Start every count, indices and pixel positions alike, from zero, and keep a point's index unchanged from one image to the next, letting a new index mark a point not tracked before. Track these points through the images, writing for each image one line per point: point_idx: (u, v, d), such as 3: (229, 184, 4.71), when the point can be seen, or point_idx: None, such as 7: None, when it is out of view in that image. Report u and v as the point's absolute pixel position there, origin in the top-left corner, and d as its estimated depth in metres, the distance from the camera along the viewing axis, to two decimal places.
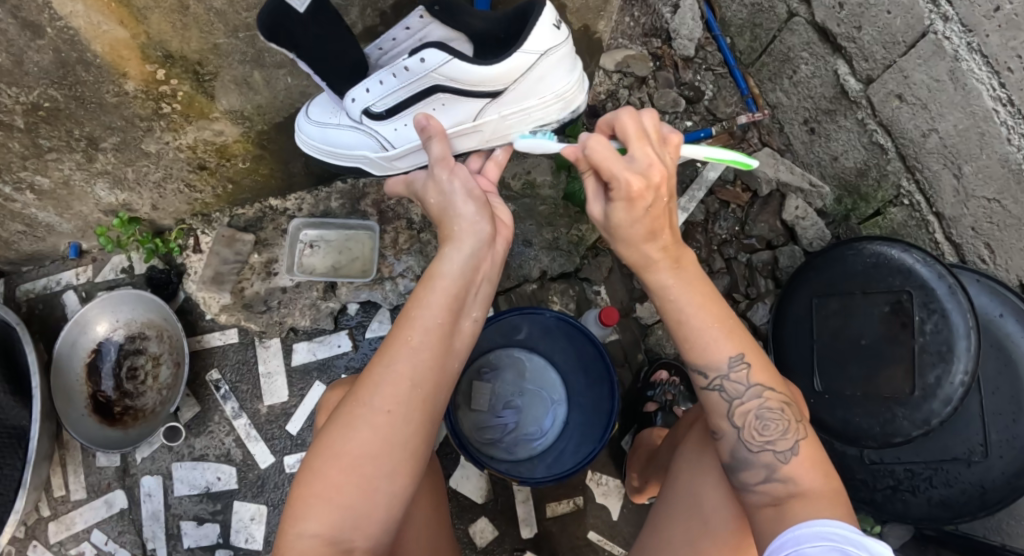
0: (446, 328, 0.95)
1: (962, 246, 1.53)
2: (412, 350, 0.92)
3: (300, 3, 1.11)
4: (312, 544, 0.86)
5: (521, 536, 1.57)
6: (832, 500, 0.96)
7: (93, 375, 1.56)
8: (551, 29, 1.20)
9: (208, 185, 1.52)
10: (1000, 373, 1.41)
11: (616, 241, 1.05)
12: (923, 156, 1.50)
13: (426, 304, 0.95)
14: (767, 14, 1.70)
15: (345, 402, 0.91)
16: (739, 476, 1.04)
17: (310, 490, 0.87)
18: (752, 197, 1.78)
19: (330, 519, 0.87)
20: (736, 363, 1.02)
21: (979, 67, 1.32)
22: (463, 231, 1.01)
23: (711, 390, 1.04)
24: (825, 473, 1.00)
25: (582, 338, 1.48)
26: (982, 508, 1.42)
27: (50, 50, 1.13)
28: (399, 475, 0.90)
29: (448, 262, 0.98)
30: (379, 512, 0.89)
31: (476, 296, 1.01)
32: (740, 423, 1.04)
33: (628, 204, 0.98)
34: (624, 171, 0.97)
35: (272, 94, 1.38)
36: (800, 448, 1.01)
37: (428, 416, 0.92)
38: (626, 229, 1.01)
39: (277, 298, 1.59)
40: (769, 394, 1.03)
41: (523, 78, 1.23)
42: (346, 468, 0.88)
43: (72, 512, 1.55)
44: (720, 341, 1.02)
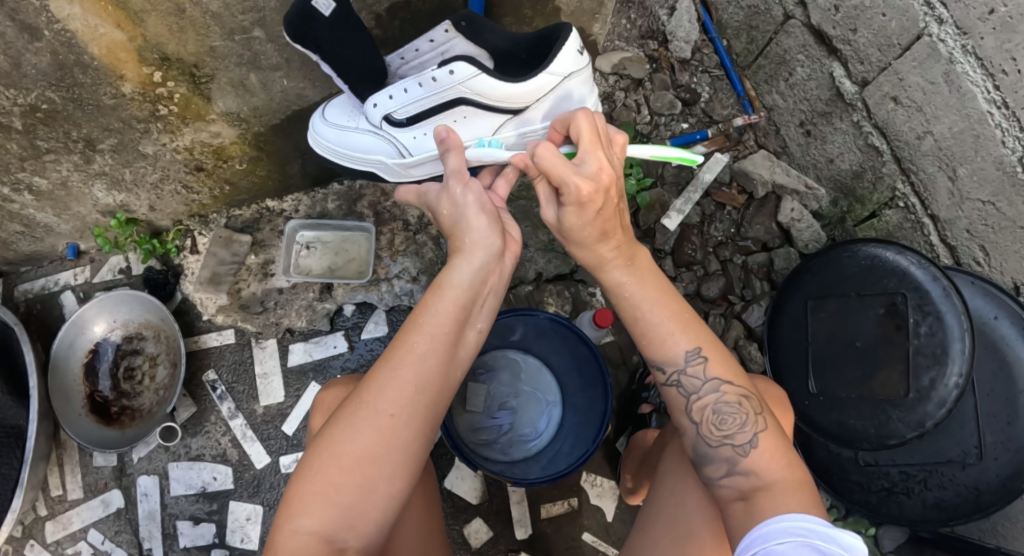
0: (453, 337, 0.96)
1: (958, 249, 1.53)
2: (417, 357, 0.93)
3: (325, 7, 1.16)
4: (306, 541, 0.86)
5: (516, 537, 1.57)
6: (796, 492, 0.96)
7: (90, 376, 1.57)
8: (577, 54, 1.22)
9: (205, 187, 1.52)
10: (994, 375, 1.41)
11: (569, 242, 1.09)
12: (918, 158, 1.50)
13: (433, 311, 0.96)
14: (763, 17, 1.70)
15: (349, 403, 0.92)
16: (704, 471, 1.05)
17: (308, 488, 0.88)
18: (748, 199, 1.78)
19: (326, 516, 0.87)
20: (693, 356, 1.06)
21: (974, 69, 1.32)
22: (473, 242, 1.01)
23: (669, 386, 1.08)
24: (789, 466, 1.00)
25: (576, 340, 1.49)
26: (977, 511, 1.42)
27: (47, 53, 1.15)
28: (398, 479, 0.90)
29: (458, 271, 0.99)
30: (375, 513, 0.89)
31: (482, 308, 1.02)
32: (698, 419, 1.06)
33: (578, 209, 1.01)
34: (573, 178, 0.98)
35: (269, 97, 1.39)
36: (760, 441, 1.02)
37: (430, 423, 0.93)
38: (577, 230, 1.05)
39: (273, 298, 1.59)
40: (728, 388, 1.05)
41: (546, 98, 1.25)
42: (345, 468, 0.88)
43: (69, 512, 1.56)
44: (674, 334, 1.06)
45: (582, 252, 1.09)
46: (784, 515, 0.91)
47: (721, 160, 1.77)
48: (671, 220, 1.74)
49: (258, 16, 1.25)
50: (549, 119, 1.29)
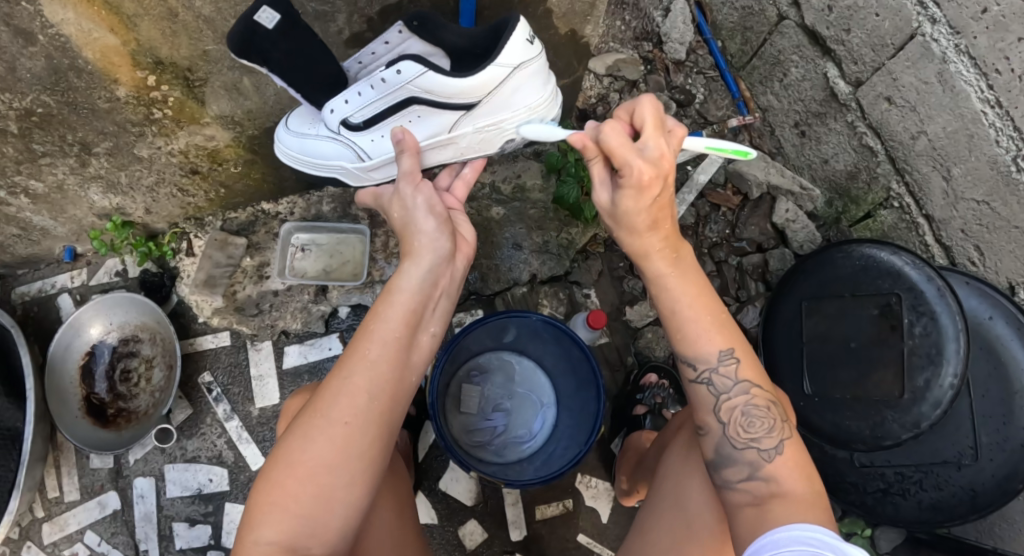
0: (404, 341, 0.96)
1: (953, 249, 1.53)
2: (370, 363, 0.93)
3: (269, 20, 1.12)
4: (267, 551, 0.87)
5: (510, 538, 1.57)
6: (812, 503, 0.95)
7: (86, 378, 1.58)
8: (526, 42, 1.19)
9: (201, 190, 1.53)
10: (990, 376, 1.41)
11: (614, 225, 1.06)
12: (912, 158, 1.50)
13: (384, 317, 0.96)
14: (757, 18, 1.70)
15: (305, 412, 0.92)
16: (722, 474, 1.04)
17: (267, 500, 0.88)
18: (743, 200, 1.78)
19: (286, 527, 0.87)
20: (726, 357, 1.05)
21: (967, 69, 1.32)
22: (422, 246, 1.01)
23: (699, 383, 1.06)
24: (808, 478, 1.00)
25: (569, 341, 1.47)
26: (974, 511, 1.42)
27: (42, 57, 1.16)
28: (356, 486, 0.90)
29: (407, 277, 0.99)
30: (335, 521, 0.90)
31: (435, 311, 1.01)
32: (726, 419, 1.05)
33: (637, 192, 0.99)
34: (634, 160, 0.97)
35: (263, 100, 1.39)
36: (784, 447, 1.02)
37: (386, 427, 0.93)
38: (628, 216, 1.03)
39: (269, 301, 1.60)
40: (757, 391, 1.05)
41: (497, 92, 1.22)
42: (302, 478, 0.88)
43: (65, 513, 1.56)
44: (703, 336, 1.04)
45: (629, 239, 1.06)
46: (795, 525, 0.90)
47: (716, 161, 1.77)
48: None
49: None
50: (506, 116, 1.26)
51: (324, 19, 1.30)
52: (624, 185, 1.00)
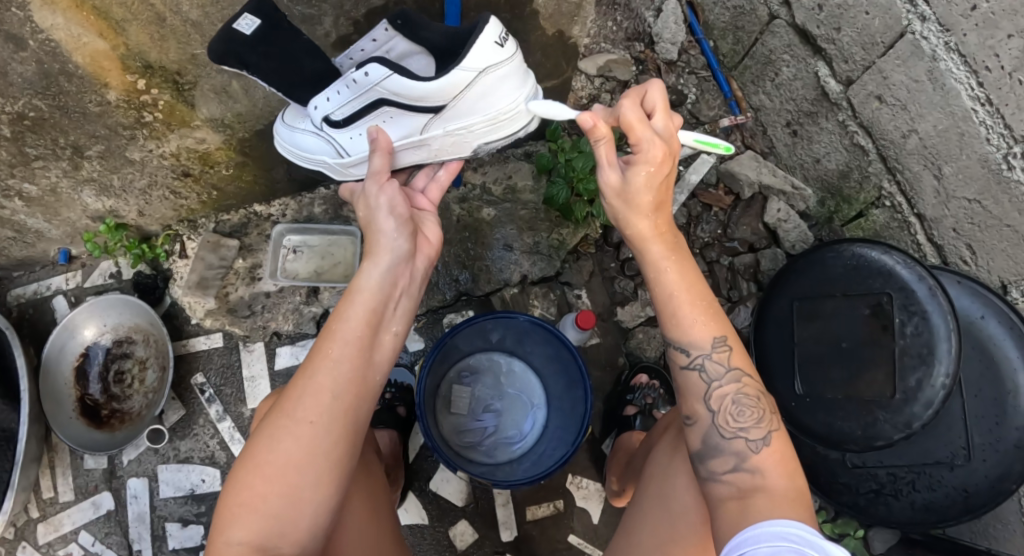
0: (365, 341, 0.95)
1: (945, 248, 1.52)
2: (332, 364, 0.93)
3: (247, 27, 1.17)
4: (238, 550, 0.89)
5: (501, 539, 1.57)
6: (793, 500, 0.96)
7: (81, 379, 1.59)
8: (495, 45, 1.16)
9: (193, 192, 1.54)
10: (982, 375, 1.40)
11: (619, 203, 1.07)
12: (904, 157, 1.49)
13: (345, 317, 0.95)
14: (749, 17, 1.70)
15: (271, 414, 0.93)
16: (708, 465, 1.03)
17: (235, 501, 0.90)
18: (735, 200, 1.78)
19: (256, 527, 0.89)
20: (719, 343, 1.05)
21: (958, 66, 1.31)
22: (382, 245, 1.00)
23: (691, 370, 1.06)
24: (791, 474, 1.00)
25: (556, 342, 1.46)
26: (967, 511, 1.41)
27: (32, 62, 1.17)
28: (323, 486, 0.91)
29: (367, 276, 0.98)
30: (304, 520, 0.91)
31: (397, 310, 1.00)
32: (716, 407, 1.04)
33: (654, 165, 1.04)
34: (652, 135, 1.04)
35: (252, 102, 1.39)
36: (772, 439, 1.02)
37: (351, 427, 0.93)
38: (637, 193, 1.06)
39: (261, 302, 1.62)
40: (747, 380, 1.05)
41: (466, 95, 1.20)
42: (269, 478, 0.89)
43: (60, 513, 1.58)
44: (695, 323, 1.04)
45: (630, 220, 1.08)
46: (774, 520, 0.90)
47: (707, 161, 1.77)
48: None
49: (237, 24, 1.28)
50: (477, 119, 1.24)
51: (311, 22, 1.31)
52: (639, 157, 1.05)
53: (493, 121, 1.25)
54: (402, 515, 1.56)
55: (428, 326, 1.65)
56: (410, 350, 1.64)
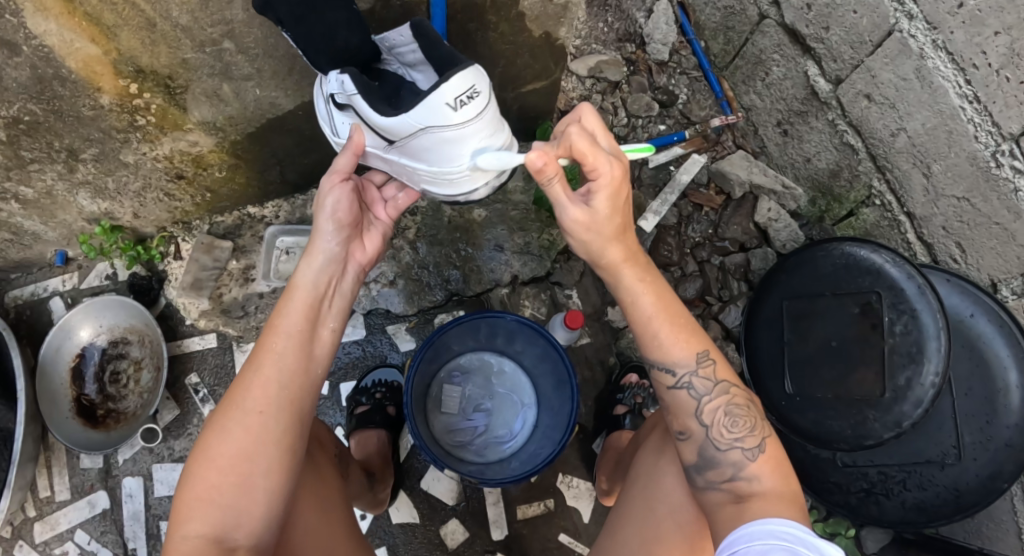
0: (305, 333, 1.04)
1: (935, 246, 1.51)
2: (276, 357, 1.01)
3: None
4: (195, 544, 0.93)
5: (492, 537, 1.58)
6: (791, 500, 0.98)
7: (77, 379, 1.62)
8: (446, 108, 1.07)
9: (187, 195, 1.56)
10: (972, 374, 1.39)
11: (586, 233, 1.05)
12: (893, 156, 1.49)
13: (286, 313, 1.04)
14: (739, 17, 1.69)
15: (220, 409, 1.00)
16: (704, 475, 1.04)
17: (192, 494, 0.95)
18: (726, 200, 1.79)
19: (211, 520, 0.94)
20: (704, 358, 1.07)
21: (945, 64, 1.30)
22: (318, 245, 1.08)
23: (680, 388, 1.07)
24: (785, 476, 1.02)
25: (544, 341, 1.46)
26: (958, 511, 1.40)
27: (26, 67, 1.14)
28: (273, 474, 0.97)
29: (304, 274, 1.08)
30: (258, 510, 0.96)
31: (333, 307, 1.09)
32: (709, 421, 1.05)
33: (613, 190, 1.01)
34: (608, 161, 1.00)
35: (243, 106, 1.36)
36: (766, 445, 1.04)
37: (298, 416, 1.01)
38: (603, 220, 1.03)
39: (254, 303, 1.65)
40: (735, 391, 1.08)
41: (413, 142, 1.15)
42: (221, 469, 0.95)
43: (56, 513, 1.60)
44: (677, 343, 1.07)
45: (599, 248, 1.06)
46: (771, 518, 0.90)
47: (698, 161, 1.79)
48: (647, 222, 1.75)
49: (227, 28, 1.20)
50: (426, 165, 1.19)
51: None
52: (599, 186, 1.01)
53: (440, 173, 1.20)
54: (394, 513, 1.58)
55: (420, 327, 1.67)
56: (402, 350, 1.66)
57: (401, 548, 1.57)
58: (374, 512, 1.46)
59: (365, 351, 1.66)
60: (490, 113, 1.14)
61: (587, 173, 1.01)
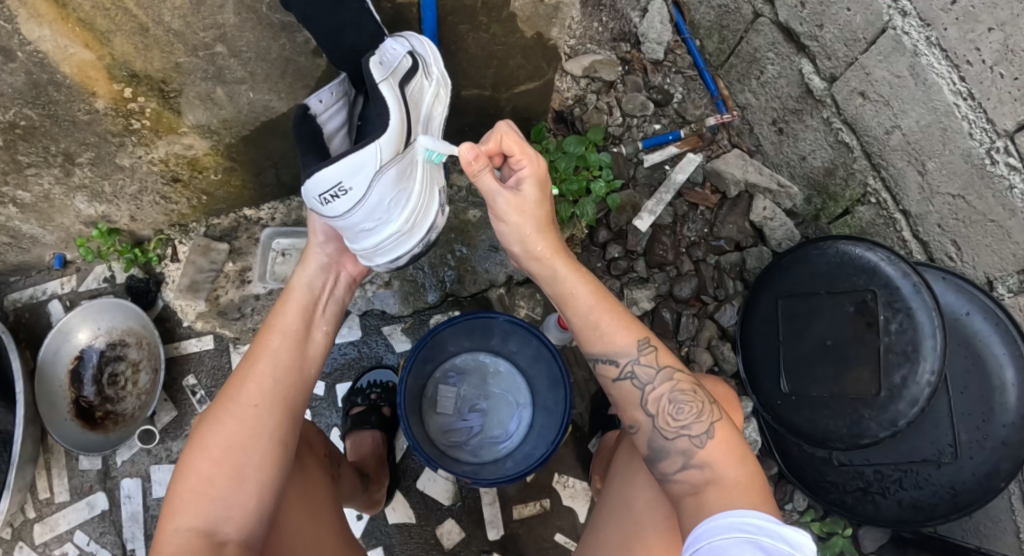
0: (300, 332, 1.12)
1: (931, 244, 1.51)
2: (272, 352, 1.08)
3: None
4: (186, 536, 0.93)
5: (488, 537, 1.58)
6: (746, 487, 0.96)
7: (75, 382, 1.63)
8: (316, 199, 1.03)
9: (184, 197, 1.56)
10: (968, 372, 1.38)
11: (517, 216, 1.09)
12: (888, 153, 1.48)
13: (283, 314, 1.13)
14: (733, 16, 1.69)
15: (215, 404, 1.04)
16: (658, 467, 1.05)
17: (185, 487, 0.97)
18: (722, 199, 1.79)
19: (203, 511, 0.95)
20: (644, 345, 1.09)
21: (939, 61, 1.29)
22: (311, 254, 1.19)
23: (623, 379, 1.09)
24: (741, 460, 1.01)
25: (537, 341, 1.47)
26: (955, 510, 1.40)
27: (21, 73, 1.15)
28: (265, 464, 1.00)
29: (299, 280, 1.17)
30: (250, 501, 0.98)
31: (324, 312, 1.18)
32: (655, 410, 1.07)
33: (538, 184, 1.10)
34: (533, 152, 1.09)
35: (237, 109, 1.36)
36: (715, 430, 1.03)
37: (290, 410, 1.06)
38: (531, 206, 1.09)
39: (250, 305, 1.66)
40: (680, 376, 1.08)
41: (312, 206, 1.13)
42: (215, 459, 0.98)
43: (56, 514, 1.61)
44: (617, 331, 1.09)
45: (532, 235, 1.10)
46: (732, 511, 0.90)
47: (694, 160, 1.78)
48: (643, 222, 1.74)
49: (220, 32, 1.20)
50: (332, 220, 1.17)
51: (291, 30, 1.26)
52: (526, 173, 1.09)
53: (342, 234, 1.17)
54: (390, 514, 1.59)
55: (415, 327, 1.67)
56: (397, 350, 1.67)
57: (397, 548, 1.58)
58: (370, 513, 1.46)
59: (361, 352, 1.67)
60: (377, 196, 1.07)
61: (514, 165, 1.09)
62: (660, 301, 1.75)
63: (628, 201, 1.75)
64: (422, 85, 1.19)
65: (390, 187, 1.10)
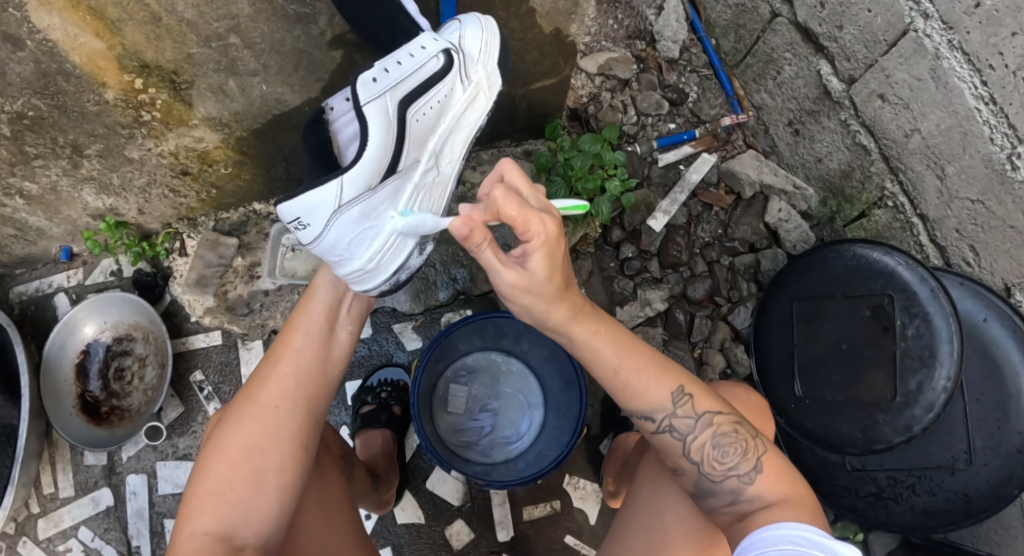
0: (324, 333, 1.10)
1: (948, 249, 1.49)
2: (296, 352, 1.07)
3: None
4: (201, 539, 0.93)
5: (498, 539, 1.57)
6: (794, 511, 0.97)
7: (81, 376, 1.61)
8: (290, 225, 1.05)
9: (193, 191, 1.54)
10: (985, 379, 1.38)
11: (526, 297, 0.95)
12: (907, 157, 1.47)
13: (306, 313, 1.11)
14: (751, 15, 1.68)
15: (237, 403, 1.03)
16: (707, 502, 1.05)
17: (202, 490, 0.96)
18: (736, 199, 1.78)
19: (219, 516, 0.94)
20: (679, 397, 1.04)
21: (961, 65, 1.28)
22: None
23: (662, 432, 1.05)
24: (790, 487, 1.01)
25: (552, 341, 1.45)
26: (968, 517, 1.39)
27: (30, 62, 1.12)
28: (286, 470, 0.99)
29: (324, 277, 1.15)
30: (269, 507, 0.97)
31: (351, 311, 1.15)
32: (698, 458, 1.04)
33: (549, 248, 0.90)
34: (540, 217, 0.89)
35: (249, 102, 1.33)
36: (762, 465, 1.02)
37: (312, 414, 1.05)
38: (541, 283, 0.93)
39: (259, 300, 1.66)
40: (720, 419, 1.04)
41: None
42: (234, 462, 0.97)
43: (60, 509, 1.59)
44: (653, 385, 1.03)
45: (543, 309, 0.97)
46: (783, 525, 0.91)
47: (708, 160, 1.77)
48: (657, 221, 1.73)
49: (234, 22, 1.20)
50: None
51: (306, 21, 1.26)
52: (533, 247, 0.90)
53: None
54: (399, 514, 1.57)
55: (426, 326, 1.66)
56: (408, 349, 1.65)
57: (406, 548, 1.57)
58: (378, 513, 1.44)
59: (371, 350, 1.66)
60: (339, 234, 1.05)
61: (520, 235, 0.90)
62: (673, 302, 1.74)
63: (642, 200, 1.74)
64: (450, 91, 1.15)
65: (354, 226, 1.05)
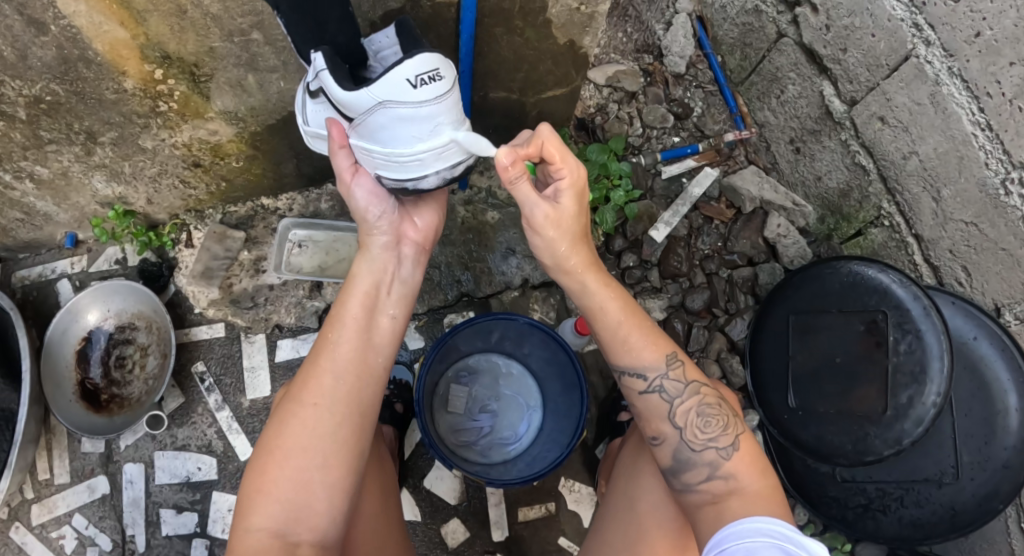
0: (364, 322, 1.11)
1: (941, 269, 1.54)
2: (335, 346, 1.08)
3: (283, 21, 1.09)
4: (260, 537, 0.97)
5: (492, 538, 1.59)
6: (766, 498, 1.02)
7: (82, 363, 1.61)
8: (406, 84, 0.97)
9: (203, 182, 1.55)
10: (973, 395, 1.42)
11: (552, 229, 1.07)
12: (904, 178, 1.51)
13: (345, 304, 1.11)
14: (756, 35, 1.72)
15: (282, 403, 1.06)
16: (681, 477, 1.08)
17: (255, 490, 1.00)
18: (736, 214, 1.81)
19: (273, 515, 0.98)
20: (672, 360, 1.11)
21: (959, 91, 1.33)
22: (372, 235, 1.16)
23: (651, 393, 1.11)
24: (761, 474, 1.06)
25: (556, 345, 1.49)
26: (953, 530, 1.43)
27: (53, 47, 1.13)
28: (332, 467, 1.02)
29: (362, 267, 1.15)
30: (318, 505, 1.00)
31: (389, 297, 1.15)
32: (682, 423, 1.09)
33: (575, 192, 1.08)
34: (573, 161, 1.07)
35: (266, 97, 1.35)
36: (739, 443, 1.08)
37: (354, 407, 1.06)
38: (568, 220, 1.08)
39: (264, 294, 1.65)
40: (705, 391, 1.12)
41: (370, 123, 1.03)
42: (281, 463, 1.00)
43: (55, 496, 1.59)
44: (646, 347, 1.11)
45: (564, 250, 1.09)
46: (754, 516, 0.94)
47: (709, 174, 1.81)
48: (659, 232, 1.75)
49: (258, 19, 1.18)
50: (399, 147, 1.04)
51: None
52: (565, 185, 1.07)
53: (412, 160, 1.06)
54: None
55: (429, 326, 1.67)
56: (410, 348, 1.66)
57: None
58: None
59: None
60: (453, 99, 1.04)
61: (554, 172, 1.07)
62: (671, 312, 1.77)
63: (644, 211, 1.77)
64: None
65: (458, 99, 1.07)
